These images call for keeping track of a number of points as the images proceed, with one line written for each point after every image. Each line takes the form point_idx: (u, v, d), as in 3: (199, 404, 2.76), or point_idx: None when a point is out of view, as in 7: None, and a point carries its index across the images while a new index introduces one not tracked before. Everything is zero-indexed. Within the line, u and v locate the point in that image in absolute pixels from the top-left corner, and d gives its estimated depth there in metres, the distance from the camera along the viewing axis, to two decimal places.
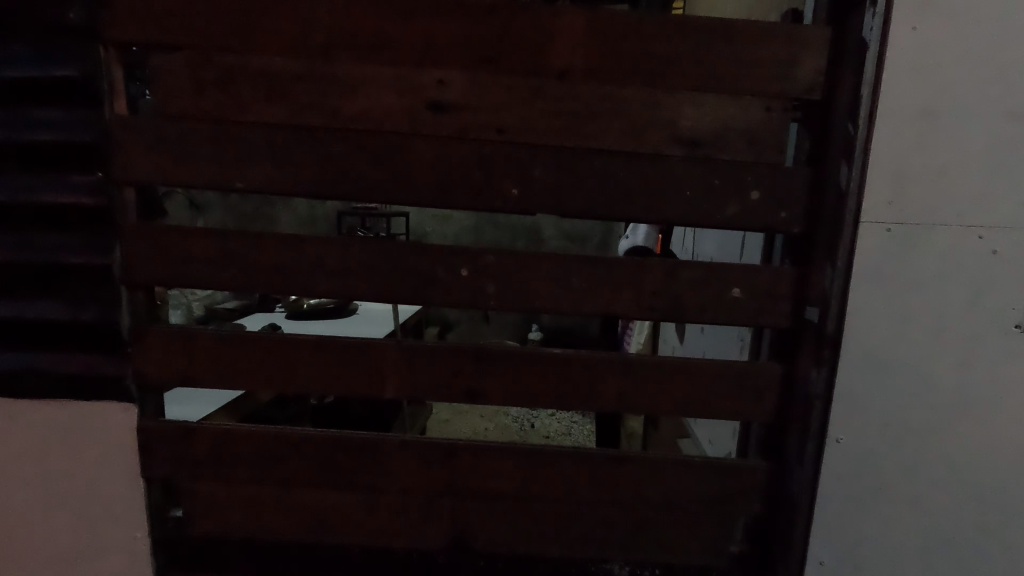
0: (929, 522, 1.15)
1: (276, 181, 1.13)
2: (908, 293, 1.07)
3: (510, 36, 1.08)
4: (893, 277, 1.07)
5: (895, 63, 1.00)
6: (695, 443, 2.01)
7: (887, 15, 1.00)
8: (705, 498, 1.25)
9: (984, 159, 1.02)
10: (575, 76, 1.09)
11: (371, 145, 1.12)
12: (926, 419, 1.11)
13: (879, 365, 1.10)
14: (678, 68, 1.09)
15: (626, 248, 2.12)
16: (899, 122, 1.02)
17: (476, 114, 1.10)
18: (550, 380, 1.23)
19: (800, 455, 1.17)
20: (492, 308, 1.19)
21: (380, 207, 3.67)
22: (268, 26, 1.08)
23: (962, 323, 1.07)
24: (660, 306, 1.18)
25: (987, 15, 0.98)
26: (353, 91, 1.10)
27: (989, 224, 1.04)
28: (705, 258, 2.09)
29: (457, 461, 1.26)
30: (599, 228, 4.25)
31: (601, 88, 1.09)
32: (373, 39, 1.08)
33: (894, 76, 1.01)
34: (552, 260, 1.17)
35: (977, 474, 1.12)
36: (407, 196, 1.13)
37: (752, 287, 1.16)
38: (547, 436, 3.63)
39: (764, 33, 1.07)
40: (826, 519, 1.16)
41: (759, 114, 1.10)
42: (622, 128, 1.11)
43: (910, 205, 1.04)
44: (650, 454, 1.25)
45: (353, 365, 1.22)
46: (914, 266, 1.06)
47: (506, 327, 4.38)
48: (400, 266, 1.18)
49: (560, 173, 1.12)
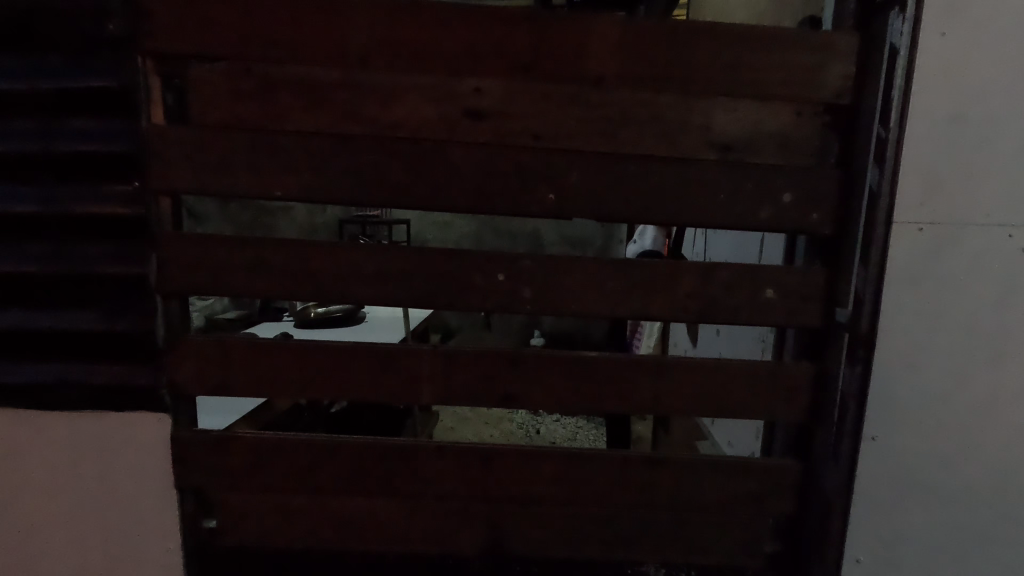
0: (962, 518, 1.16)
1: (315, 188, 1.13)
2: (940, 292, 1.09)
3: (546, 45, 1.10)
4: (925, 276, 1.09)
5: (923, 68, 1.03)
6: (712, 445, 2.02)
7: (916, 22, 1.02)
8: (740, 498, 1.26)
9: (1012, 160, 1.05)
10: (609, 83, 1.11)
11: (411, 152, 1.13)
12: (958, 414, 1.13)
13: (912, 362, 1.12)
14: (711, 74, 1.11)
15: (636, 252, 2.14)
16: (929, 125, 1.05)
17: (512, 121, 1.12)
18: (585, 384, 1.23)
19: (836, 455, 1.19)
20: (528, 313, 1.19)
21: (384, 213, 3.68)
22: (307, 36, 1.09)
23: (994, 319, 1.09)
24: (694, 308, 1.19)
25: (1011, 21, 1.01)
26: (391, 99, 1.11)
27: (1017, 222, 1.06)
28: (718, 259, 2.09)
29: (492, 467, 1.26)
30: (599, 232, 4.28)
31: (635, 95, 1.11)
32: (410, 48, 1.10)
33: (923, 81, 1.04)
34: (587, 264, 1.18)
35: (1009, 467, 1.14)
36: (444, 202, 1.14)
37: (785, 288, 1.18)
38: (555, 441, 3.62)
39: (795, 40, 1.10)
40: (861, 516, 1.18)
41: (789, 119, 1.13)
42: (657, 134, 1.13)
43: (941, 204, 1.06)
44: (684, 456, 1.26)
45: (388, 371, 1.22)
46: (945, 264, 1.08)
47: (509, 332, 4.39)
48: (437, 273, 1.18)
49: (595, 179, 1.14)
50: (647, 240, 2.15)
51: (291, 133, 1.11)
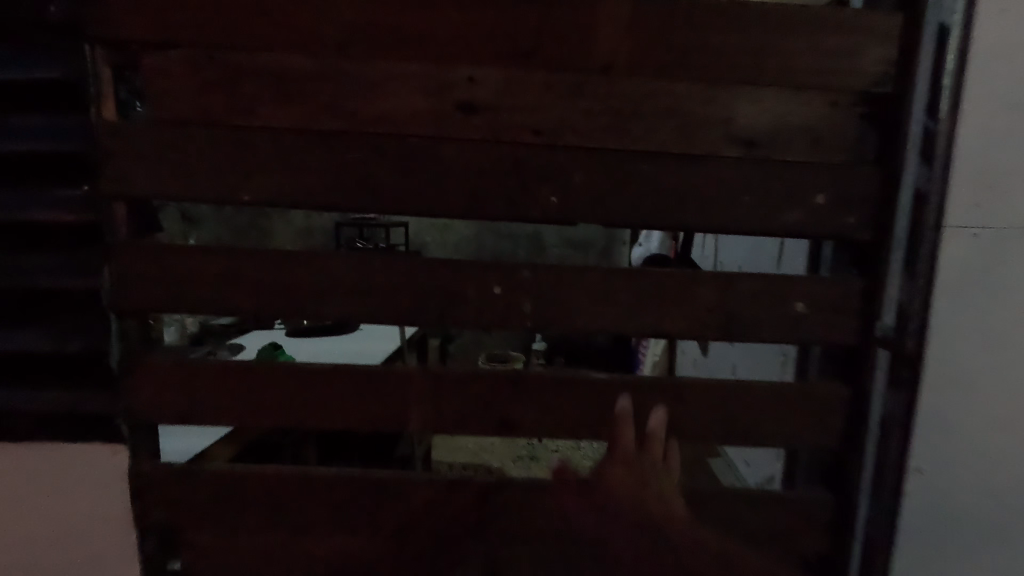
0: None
1: (289, 191, 1.01)
2: (996, 304, 0.97)
3: (547, 27, 0.97)
4: (979, 286, 0.96)
5: (981, 50, 0.90)
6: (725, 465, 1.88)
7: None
8: (767, 536, 1.12)
9: None
10: (619, 71, 0.98)
11: (396, 150, 1.00)
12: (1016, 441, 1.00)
13: (966, 385, 0.99)
14: (734, 59, 0.98)
15: (641, 256, 2.01)
16: (987, 114, 0.92)
17: (509, 114, 0.99)
18: (592, 409, 1.10)
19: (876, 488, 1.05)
20: (529, 330, 1.06)
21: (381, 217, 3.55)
22: (278, 20, 0.96)
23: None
24: (715, 324, 1.06)
25: None
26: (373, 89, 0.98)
27: None
28: (733, 266, 1.92)
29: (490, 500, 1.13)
30: (603, 234, 4.14)
31: (648, 84, 0.98)
32: (394, 32, 0.97)
33: (981, 64, 0.91)
34: (594, 275, 1.05)
35: None
36: (433, 206, 1.01)
37: (818, 300, 1.06)
38: None
39: (829, 20, 0.97)
40: (905, 559, 1.04)
41: (823, 110, 1.00)
42: (674, 128, 1.00)
43: (1000, 205, 0.94)
44: (705, 489, 1.12)
45: (373, 394, 1.09)
46: (1002, 274, 0.96)
47: (510, 339, 4.25)
48: (426, 285, 1.06)
49: (604, 179, 1.01)
50: (654, 244, 2.01)
51: (260, 129, 0.98)
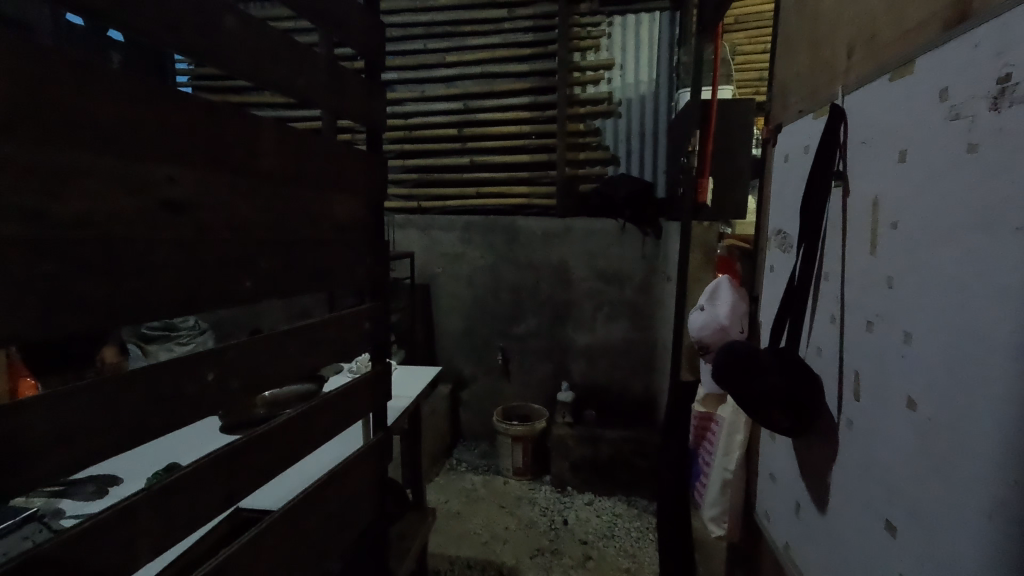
0: (825, 529, 1.20)
1: (20, 319, 0.71)
2: (892, 334, 0.97)
3: (243, 134, 1.08)
4: (882, 316, 1.01)
5: (881, 113, 1.02)
6: (771, 544, 1.50)
7: (878, 86, 1.04)
8: (341, 519, 1.54)
9: (972, 178, 0.77)
10: (289, 164, 1.24)
11: (125, 259, 0.84)
12: (858, 450, 1.08)
13: (866, 407, 1.05)
14: (348, 169, 1.51)
15: (702, 323, 1.81)
16: (886, 173, 1.00)
17: (223, 208, 1.04)
18: (349, 417, 1.54)
19: (835, 514, 1.16)
20: (323, 398, 1.41)
21: (189, 325, 3.20)
22: (6, 78, 0.68)
23: (856, 346, 1.10)
24: (381, 339, 1.74)
25: (957, 39, 0.81)
26: (88, 187, 0.78)
27: (976, 253, 0.76)
28: (740, 322, 1.76)
29: (281, 543, 1.26)
30: (489, 276, 4.14)
31: (308, 180, 1.31)
32: (101, 101, 0.79)
33: (884, 124, 1.01)
34: (337, 326, 1.47)
35: (931, 554, 0.84)
36: (160, 300, 0.91)
37: (365, 324, 1.63)
38: (586, 541, 3.06)
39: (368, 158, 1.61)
40: (820, 547, 1.21)
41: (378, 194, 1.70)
42: (309, 221, 1.32)
43: (917, 237, 0.90)
44: (344, 484, 1.54)
45: (148, 534, 0.90)
46: (900, 306, 0.95)
47: (438, 410, 3.92)
48: (189, 403, 0.97)
49: (311, 260, 1.34)
50: (712, 306, 1.81)
51: None
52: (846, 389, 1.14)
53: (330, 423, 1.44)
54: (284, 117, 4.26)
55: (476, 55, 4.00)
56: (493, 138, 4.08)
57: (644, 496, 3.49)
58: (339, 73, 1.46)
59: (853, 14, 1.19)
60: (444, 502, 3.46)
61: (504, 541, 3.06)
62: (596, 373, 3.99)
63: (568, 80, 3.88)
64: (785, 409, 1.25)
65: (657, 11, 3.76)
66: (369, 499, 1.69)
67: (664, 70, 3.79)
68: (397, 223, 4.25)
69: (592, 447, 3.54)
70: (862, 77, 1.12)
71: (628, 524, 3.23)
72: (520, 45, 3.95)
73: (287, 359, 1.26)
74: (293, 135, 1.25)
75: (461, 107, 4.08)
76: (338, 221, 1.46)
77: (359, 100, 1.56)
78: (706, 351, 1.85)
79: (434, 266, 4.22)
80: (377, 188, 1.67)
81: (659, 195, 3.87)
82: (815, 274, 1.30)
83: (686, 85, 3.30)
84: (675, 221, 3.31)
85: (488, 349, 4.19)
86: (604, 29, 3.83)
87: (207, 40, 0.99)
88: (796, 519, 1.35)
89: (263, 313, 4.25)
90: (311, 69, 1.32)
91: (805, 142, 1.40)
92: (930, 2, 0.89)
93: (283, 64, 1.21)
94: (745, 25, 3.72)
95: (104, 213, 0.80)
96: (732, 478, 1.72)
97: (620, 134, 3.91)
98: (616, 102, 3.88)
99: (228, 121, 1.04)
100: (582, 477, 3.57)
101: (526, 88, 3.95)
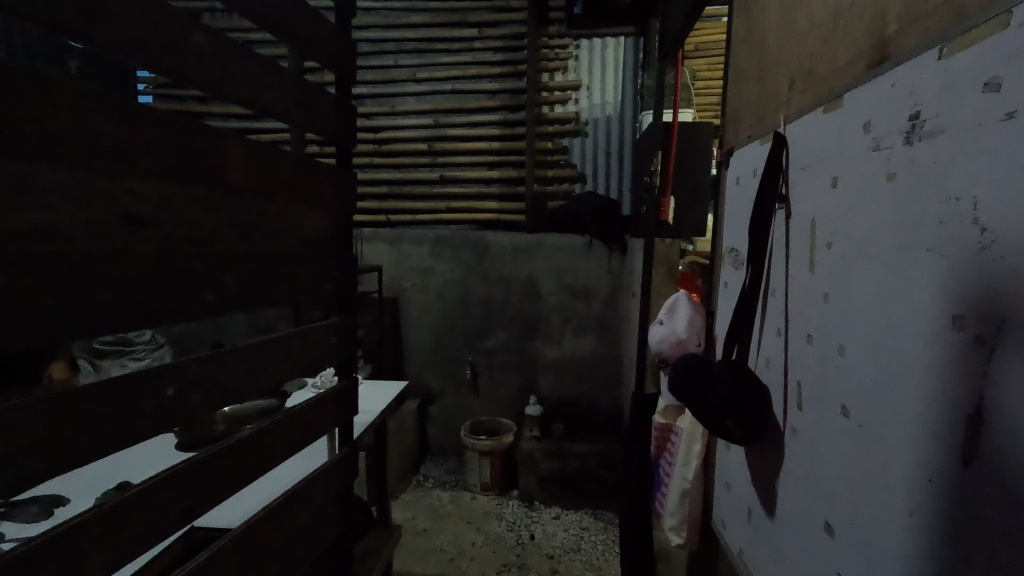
0: (775, 534, 1.25)
1: None
2: (830, 346, 1.03)
3: (208, 151, 1.08)
4: (821, 329, 1.07)
5: (817, 142, 1.11)
6: (727, 550, 1.55)
7: (814, 118, 1.13)
8: (303, 535, 1.51)
9: (893, 202, 0.84)
10: (253, 179, 1.24)
11: (83, 272, 0.83)
12: (801, 456, 1.14)
13: (808, 413, 1.11)
14: (315, 185, 1.51)
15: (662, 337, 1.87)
16: (821, 197, 1.08)
17: (186, 222, 1.04)
18: (314, 432, 1.53)
19: (783, 517, 1.21)
20: (287, 412, 1.40)
21: (147, 341, 3.13)
22: None
23: (799, 359, 1.17)
24: (348, 353, 1.73)
25: (878, 78, 0.89)
26: (45, 201, 0.77)
27: (898, 271, 0.83)
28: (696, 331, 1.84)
29: (239, 559, 1.24)
30: (458, 289, 4.15)
31: (272, 195, 1.31)
32: (66, 116, 0.79)
33: (819, 152, 1.09)
34: (302, 341, 1.46)
35: (868, 552, 0.89)
36: (119, 312, 0.90)
37: (333, 339, 1.62)
38: (553, 555, 3.07)
39: (336, 173, 1.63)
40: (771, 550, 1.26)
41: (347, 209, 1.71)
42: (273, 236, 1.32)
43: (847, 256, 0.98)
44: (306, 499, 1.52)
45: (99, 552, 0.88)
46: (836, 320, 1.01)
47: (406, 426, 3.87)
48: (147, 419, 0.96)
49: (274, 274, 1.33)
50: (671, 320, 1.88)
51: None
52: (791, 399, 1.20)
53: (294, 437, 1.43)
54: (252, 129, 4.22)
55: (447, 72, 4.06)
56: (463, 153, 4.12)
57: (611, 509, 3.52)
58: (307, 89, 1.47)
59: (793, 50, 1.28)
60: (411, 519, 3.41)
61: (471, 557, 3.04)
62: (564, 387, 4.03)
63: (537, 99, 3.97)
64: (737, 419, 1.31)
65: (623, 35, 3.90)
66: (331, 516, 1.67)
67: (629, 92, 3.93)
68: (366, 237, 4.23)
69: (559, 460, 3.57)
70: (802, 108, 1.21)
71: (595, 537, 3.26)
72: (491, 64, 4.03)
73: (249, 373, 1.25)
74: (258, 148, 1.25)
75: (431, 123, 4.11)
76: (304, 234, 1.46)
77: (328, 116, 1.58)
78: (666, 365, 1.91)
79: (404, 281, 4.21)
80: (344, 204, 1.68)
81: (624, 212, 3.98)
82: (763, 289, 1.38)
83: (649, 107, 3.43)
84: (641, 237, 3.41)
85: (457, 364, 4.19)
86: (572, 51, 3.95)
87: (171, 56, 1.00)
88: (749, 525, 1.41)
89: (225, 327, 4.14)
90: (278, 84, 1.33)
91: (754, 166, 1.48)
92: (859, 41, 0.98)
93: (250, 79, 1.22)
94: (705, 52, 3.91)
95: (63, 223, 0.80)
96: (690, 487, 1.78)
97: (587, 153, 4.01)
98: (584, 122, 3.98)
99: (191, 137, 1.04)
100: (551, 490, 3.58)
101: (497, 106, 4.02)
